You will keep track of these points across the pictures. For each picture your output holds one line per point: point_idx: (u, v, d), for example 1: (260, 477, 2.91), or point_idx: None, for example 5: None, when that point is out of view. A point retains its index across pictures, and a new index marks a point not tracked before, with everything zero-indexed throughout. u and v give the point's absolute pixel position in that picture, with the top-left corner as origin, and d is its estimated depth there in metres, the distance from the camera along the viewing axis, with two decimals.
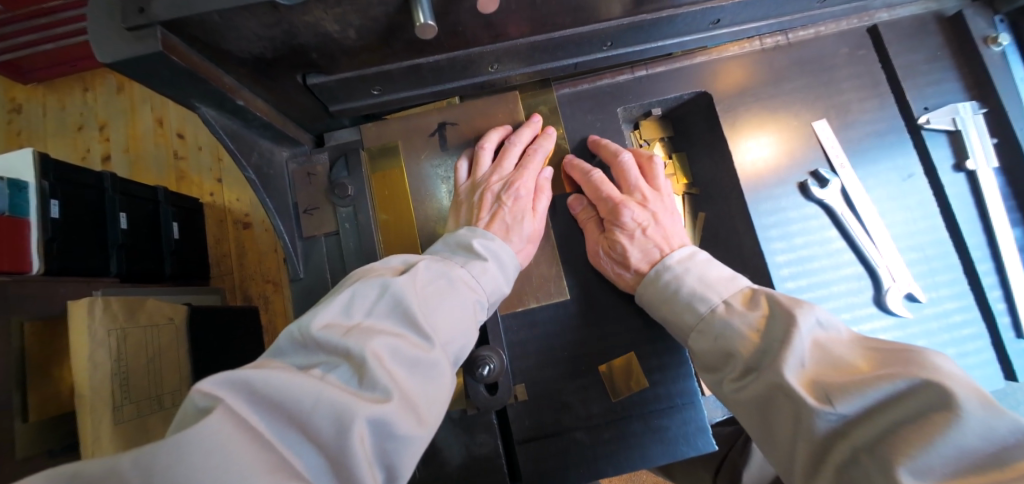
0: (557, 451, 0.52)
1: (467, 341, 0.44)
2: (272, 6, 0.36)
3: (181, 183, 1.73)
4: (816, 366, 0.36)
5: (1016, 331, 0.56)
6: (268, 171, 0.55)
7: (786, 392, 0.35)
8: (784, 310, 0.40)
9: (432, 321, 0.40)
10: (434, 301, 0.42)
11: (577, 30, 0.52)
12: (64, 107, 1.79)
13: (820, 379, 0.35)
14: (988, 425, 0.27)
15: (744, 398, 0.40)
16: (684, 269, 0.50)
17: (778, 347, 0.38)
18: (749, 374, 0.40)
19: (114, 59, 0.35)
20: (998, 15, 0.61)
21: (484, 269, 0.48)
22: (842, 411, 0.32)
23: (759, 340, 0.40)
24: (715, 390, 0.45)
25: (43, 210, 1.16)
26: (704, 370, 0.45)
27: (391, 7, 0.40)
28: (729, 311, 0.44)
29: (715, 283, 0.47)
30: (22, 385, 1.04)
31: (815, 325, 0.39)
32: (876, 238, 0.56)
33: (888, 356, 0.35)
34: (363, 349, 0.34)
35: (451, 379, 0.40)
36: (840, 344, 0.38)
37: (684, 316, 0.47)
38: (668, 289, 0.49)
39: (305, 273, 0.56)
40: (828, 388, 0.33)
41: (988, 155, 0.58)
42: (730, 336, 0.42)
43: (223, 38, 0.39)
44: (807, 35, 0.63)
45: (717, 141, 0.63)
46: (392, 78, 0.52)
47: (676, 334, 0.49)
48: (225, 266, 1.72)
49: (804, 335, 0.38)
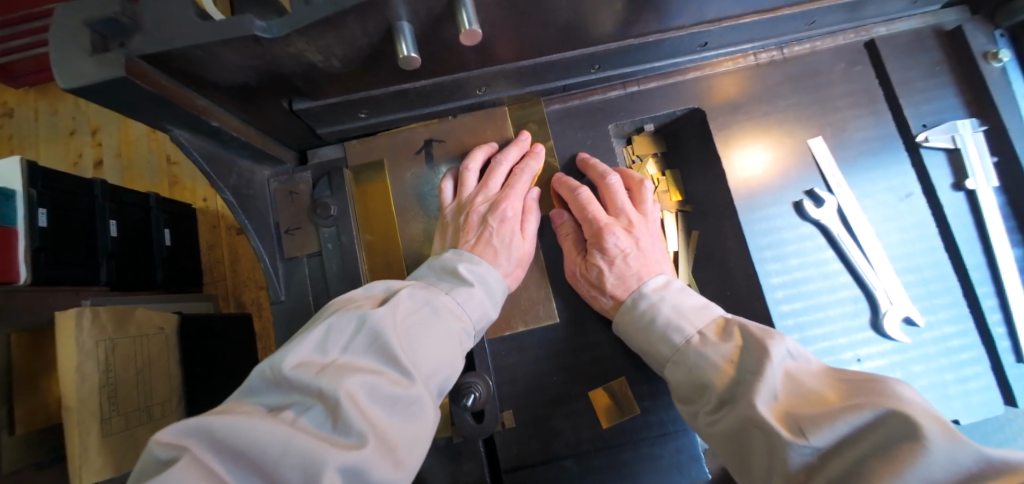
0: (545, 482, 0.51)
1: (452, 372, 0.42)
2: (254, 40, 0.35)
3: (174, 188, 1.72)
4: (787, 398, 0.35)
5: (1017, 355, 0.55)
6: (249, 191, 0.54)
7: (759, 425, 0.33)
8: (756, 343, 0.38)
9: (413, 353, 0.39)
10: (417, 331, 0.41)
11: (567, 53, 0.51)
12: (56, 112, 1.78)
13: (793, 411, 0.33)
14: (954, 456, 0.25)
15: (719, 432, 0.37)
16: (659, 296, 0.48)
17: (751, 380, 0.36)
18: (724, 406, 0.38)
19: (75, 85, 0.34)
20: (999, 30, 0.60)
21: (469, 294, 0.46)
22: (815, 443, 0.30)
23: (735, 372, 0.38)
24: (691, 423, 0.42)
25: (31, 218, 1.15)
26: (680, 402, 0.43)
27: (374, 37, 0.39)
28: (703, 342, 0.42)
29: (688, 313, 0.45)
30: (9, 397, 1.04)
31: (786, 357, 0.38)
32: (873, 261, 0.55)
33: (856, 388, 0.33)
34: (337, 390, 0.33)
35: (433, 414, 0.39)
36: (811, 377, 0.36)
37: (659, 347, 0.45)
38: (644, 318, 0.48)
39: (286, 295, 0.55)
40: (801, 421, 0.31)
41: (988, 175, 0.57)
42: (704, 367, 0.40)
43: (205, 69, 0.38)
44: (803, 50, 0.62)
45: (711, 159, 0.61)
46: (380, 102, 0.51)
47: (653, 364, 0.47)
48: (218, 273, 1.71)
49: (776, 365, 0.36)
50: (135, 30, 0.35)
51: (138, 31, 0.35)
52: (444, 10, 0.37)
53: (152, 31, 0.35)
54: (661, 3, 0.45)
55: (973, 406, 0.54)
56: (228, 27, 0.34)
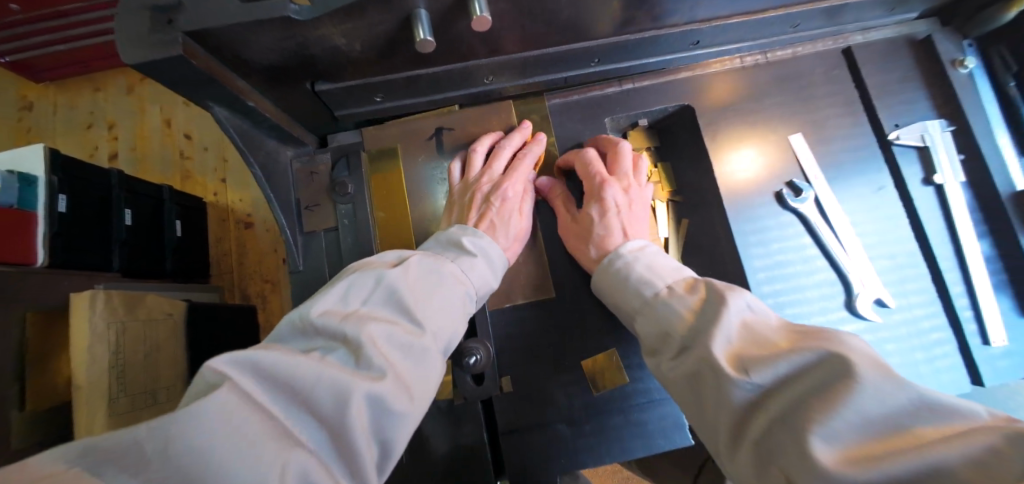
0: (540, 443, 0.55)
1: (456, 331, 0.46)
2: (288, 22, 0.40)
3: (186, 182, 1.77)
4: (741, 344, 0.38)
5: (983, 337, 0.58)
6: (274, 169, 0.58)
7: (712, 367, 0.37)
8: (717, 295, 0.42)
9: (425, 310, 0.43)
10: (428, 292, 0.45)
11: (571, 46, 0.55)
12: (74, 107, 1.84)
13: (744, 353, 0.37)
14: (887, 395, 0.29)
15: (678, 376, 0.41)
16: (635, 256, 0.52)
17: (710, 327, 0.40)
18: (683, 352, 0.41)
19: (136, 62, 0.38)
20: (967, 40, 0.66)
21: (473, 263, 0.51)
22: (756, 380, 0.34)
23: (695, 322, 0.41)
24: (655, 372, 0.46)
25: (50, 204, 1.20)
26: (647, 353, 0.47)
27: (392, 25, 0.44)
28: (671, 294, 0.46)
29: (662, 272, 0.49)
30: (21, 376, 1.07)
31: (745, 309, 0.41)
32: (848, 247, 0.59)
33: (805, 335, 0.37)
34: (359, 335, 0.37)
35: (441, 365, 0.43)
36: (768, 327, 0.40)
37: (631, 301, 0.49)
38: (620, 274, 0.51)
39: (304, 266, 0.59)
40: (747, 361, 0.35)
41: (955, 171, 0.62)
42: (669, 317, 0.44)
43: (241, 49, 0.43)
44: (785, 55, 0.67)
45: (700, 153, 0.66)
46: (393, 87, 0.56)
47: (627, 319, 0.51)
48: (225, 265, 1.75)
49: (733, 315, 0.40)
50: (179, 8, 0.39)
51: (179, 9, 0.39)
52: (455, 4, 0.42)
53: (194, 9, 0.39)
54: (652, 5, 0.50)
55: (943, 384, 0.57)
56: (263, 9, 0.39)
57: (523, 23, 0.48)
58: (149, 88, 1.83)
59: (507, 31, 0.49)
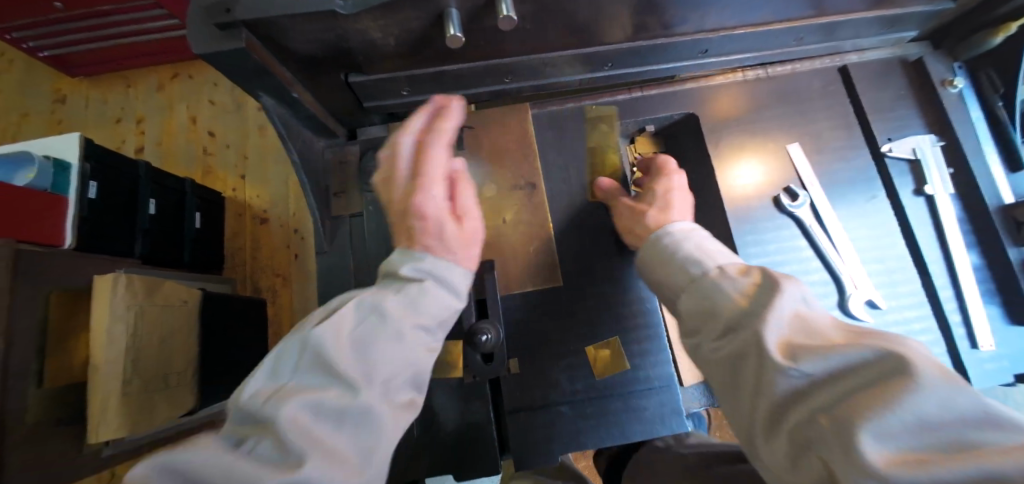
0: (543, 423, 0.58)
1: (413, 367, 0.41)
2: (333, 15, 0.45)
3: (207, 177, 1.84)
4: (793, 333, 0.35)
5: (972, 341, 0.61)
6: (309, 156, 0.63)
7: (757, 350, 0.35)
8: (772, 280, 0.39)
9: (361, 360, 0.37)
10: (363, 339, 0.38)
11: (584, 49, 0.60)
12: (106, 101, 1.92)
13: (794, 341, 0.34)
14: (951, 398, 0.26)
15: (719, 357, 0.39)
16: (683, 236, 0.51)
17: (760, 310, 0.37)
18: (728, 333, 0.39)
19: (203, 51, 0.44)
20: (957, 62, 0.70)
21: (421, 289, 0.43)
22: (803, 368, 0.31)
23: (746, 304, 0.38)
24: (692, 353, 0.44)
25: (81, 190, 1.24)
26: (684, 333, 0.45)
27: (426, 20, 0.49)
28: (722, 275, 0.43)
29: (711, 252, 0.48)
30: (42, 352, 1.08)
31: (799, 300, 0.38)
32: (841, 249, 0.63)
33: (867, 335, 0.33)
34: (274, 418, 0.32)
35: (416, 366, 0.42)
36: (822, 320, 0.36)
37: (677, 277, 0.48)
38: (668, 251, 0.51)
39: (330, 248, 0.63)
40: (796, 348, 0.33)
41: (944, 183, 0.65)
42: (715, 295, 0.42)
43: (286, 38, 0.48)
44: (785, 71, 0.72)
45: (703, 159, 0.70)
46: (420, 81, 0.60)
47: (670, 301, 0.49)
48: (239, 258, 1.80)
49: (785, 304, 0.37)
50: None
51: (237, 1, 0.44)
52: (484, 4, 0.48)
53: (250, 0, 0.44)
54: (662, 13, 0.55)
55: None
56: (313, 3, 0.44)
57: (544, 22, 0.53)
58: (178, 86, 1.92)
59: (528, 31, 0.54)
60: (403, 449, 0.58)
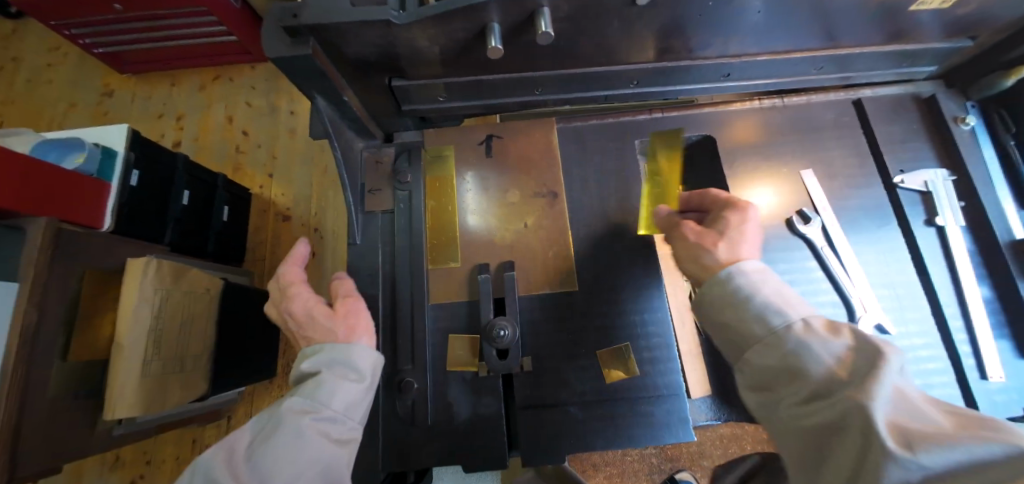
0: (552, 421, 0.60)
1: (320, 466, 0.46)
2: (388, 24, 0.50)
3: (237, 174, 1.92)
4: (900, 414, 0.31)
5: (982, 372, 0.61)
6: (349, 154, 0.68)
7: (863, 428, 0.30)
8: (875, 347, 0.35)
9: (260, 470, 0.44)
10: (262, 448, 0.46)
11: (610, 68, 0.65)
12: (150, 97, 2.04)
13: (905, 425, 0.30)
14: None
15: (807, 424, 0.35)
16: (759, 277, 0.46)
17: (864, 382, 0.33)
18: (819, 401, 0.35)
19: (274, 54, 0.50)
20: (970, 101, 0.73)
21: (320, 385, 0.50)
22: (923, 462, 0.27)
23: (849, 376, 0.34)
24: (765, 415, 0.40)
25: (124, 177, 1.31)
26: (759, 391, 0.41)
27: (470, 32, 0.54)
28: (809, 332, 0.39)
29: (795, 304, 0.43)
30: (69, 326, 1.06)
31: (902, 375, 0.34)
32: (851, 273, 0.65)
33: (979, 424, 0.30)
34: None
35: (327, 466, 0.47)
36: (925, 402, 0.32)
37: (753, 328, 0.43)
38: (740, 295, 0.45)
39: (361, 240, 0.68)
40: (912, 435, 0.29)
41: (956, 215, 0.67)
42: (806, 356, 0.38)
43: (342, 43, 0.53)
44: (800, 101, 0.75)
45: (719, 179, 0.73)
46: (457, 88, 0.65)
47: (738, 349, 0.45)
48: (259, 253, 1.86)
49: (890, 379, 0.33)
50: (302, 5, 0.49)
51: (303, 7, 0.49)
52: (524, 20, 0.53)
53: (315, 6, 0.49)
54: (687, 37, 0.60)
55: None
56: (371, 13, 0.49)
57: (578, 39, 0.58)
58: (218, 87, 2.03)
59: (563, 46, 0.59)
60: (415, 436, 0.60)
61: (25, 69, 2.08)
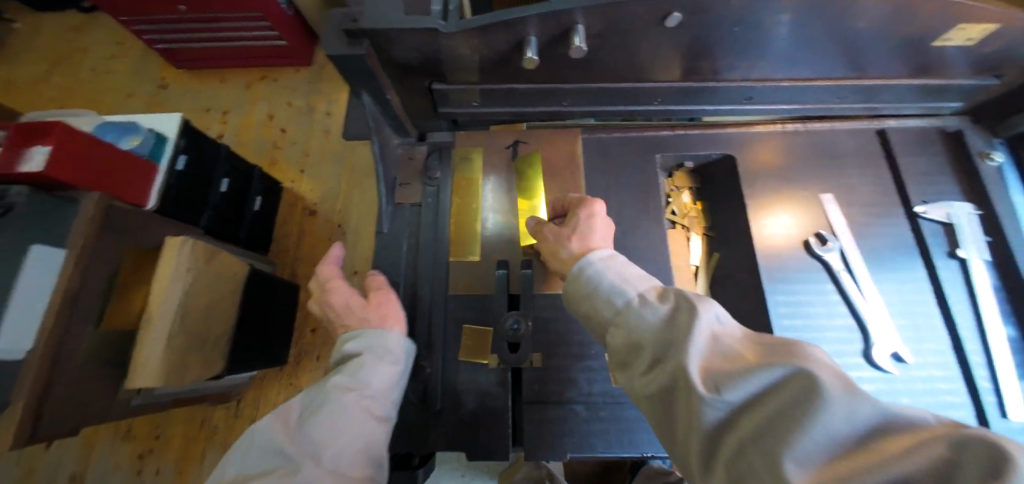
0: (557, 418, 0.61)
1: (365, 440, 0.47)
2: (435, 33, 0.56)
3: (272, 167, 2.02)
4: (711, 357, 0.35)
5: (1002, 410, 0.60)
6: (386, 149, 0.73)
7: (684, 381, 0.34)
8: (688, 304, 0.39)
9: (308, 440, 0.44)
10: (309, 420, 0.46)
11: (637, 84, 0.68)
12: (200, 92, 2.18)
13: (714, 368, 0.34)
14: (850, 408, 0.26)
15: (653, 388, 0.38)
16: (604, 265, 0.50)
17: (681, 337, 0.37)
18: (659, 363, 0.38)
19: (332, 54, 0.55)
20: (998, 138, 0.73)
21: (362, 366, 0.52)
22: (727, 398, 0.31)
23: (674, 331, 0.38)
24: (628, 387, 0.43)
25: (171, 161, 1.39)
26: (619, 367, 0.44)
27: (509, 43, 0.58)
28: (643, 304, 0.43)
29: (632, 280, 0.47)
30: (104, 296, 1.11)
31: (714, 321, 0.39)
32: (867, 299, 0.65)
33: (772, 350, 0.35)
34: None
35: (372, 439, 0.47)
36: (733, 339, 0.37)
37: (604, 310, 0.46)
38: (590, 285, 0.49)
39: (389, 229, 0.72)
40: (718, 376, 0.33)
41: (979, 249, 0.67)
42: (642, 327, 0.41)
43: (392, 46, 0.58)
44: (822, 128, 0.77)
45: (737, 198, 0.75)
46: (491, 94, 0.69)
47: (597, 331, 0.48)
48: (284, 244, 1.94)
49: (701, 327, 0.37)
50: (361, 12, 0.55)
51: (362, 13, 0.55)
52: (559, 34, 0.57)
53: (373, 14, 0.55)
54: (713, 59, 0.63)
55: None
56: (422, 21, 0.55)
57: (608, 55, 0.62)
58: (263, 87, 2.16)
59: (594, 61, 0.63)
60: (424, 420, 0.62)
61: (91, 59, 2.25)
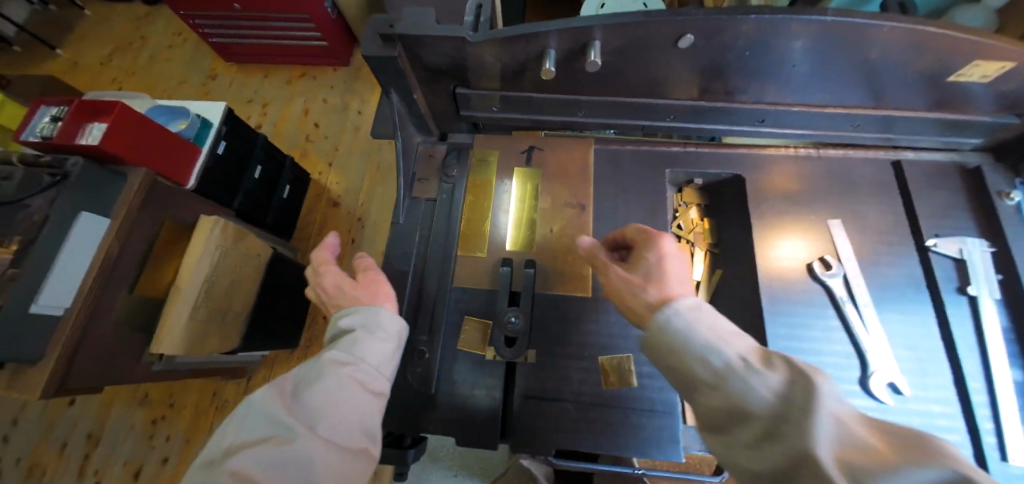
0: (547, 414, 0.63)
1: (359, 412, 0.48)
2: (463, 41, 0.60)
3: (303, 159, 2.12)
4: (845, 446, 0.30)
5: (1002, 452, 0.58)
6: (408, 145, 0.77)
7: (814, 471, 0.29)
8: (808, 377, 0.34)
9: (304, 410, 0.46)
10: (305, 390, 0.48)
11: (652, 100, 0.71)
12: (245, 84, 2.31)
13: (851, 460, 0.29)
14: None
15: (762, 470, 0.32)
16: (693, 316, 0.43)
17: (802, 418, 0.31)
18: (767, 439, 0.33)
19: (368, 54, 0.60)
20: (1019, 178, 0.72)
21: (355, 342, 0.53)
22: None
23: (790, 406, 0.33)
24: (720, 458, 0.37)
25: (213, 145, 1.49)
26: (710, 433, 0.38)
27: (530, 54, 0.62)
28: (749, 368, 0.37)
29: (727, 335, 0.41)
30: (140, 264, 1.19)
31: (838, 401, 0.33)
32: (869, 328, 0.64)
33: (908, 444, 0.30)
34: (221, 474, 0.40)
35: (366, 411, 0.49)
36: (858, 423, 0.32)
37: (693, 367, 0.40)
38: (676, 336, 0.42)
39: (404, 220, 0.76)
40: (862, 473, 0.27)
41: (991, 287, 0.65)
42: (750, 396, 0.35)
43: (422, 50, 0.63)
44: (836, 155, 0.77)
45: (744, 217, 0.76)
46: (511, 101, 0.73)
47: (684, 387, 0.42)
48: (307, 232, 2.02)
49: (827, 409, 0.31)
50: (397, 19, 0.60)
51: (398, 20, 0.60)
52: (578, 48, 0.60)
53: (409, 20, 0.60)
54: (726, 81, 0.65)
55: None
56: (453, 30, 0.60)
57: (624, 71, 0.65)
58: (303, 83, 2.28)
59: (610, 75, 0.66)
60: (419, 402, 0.65)
61: (150, 47, 2.42)
